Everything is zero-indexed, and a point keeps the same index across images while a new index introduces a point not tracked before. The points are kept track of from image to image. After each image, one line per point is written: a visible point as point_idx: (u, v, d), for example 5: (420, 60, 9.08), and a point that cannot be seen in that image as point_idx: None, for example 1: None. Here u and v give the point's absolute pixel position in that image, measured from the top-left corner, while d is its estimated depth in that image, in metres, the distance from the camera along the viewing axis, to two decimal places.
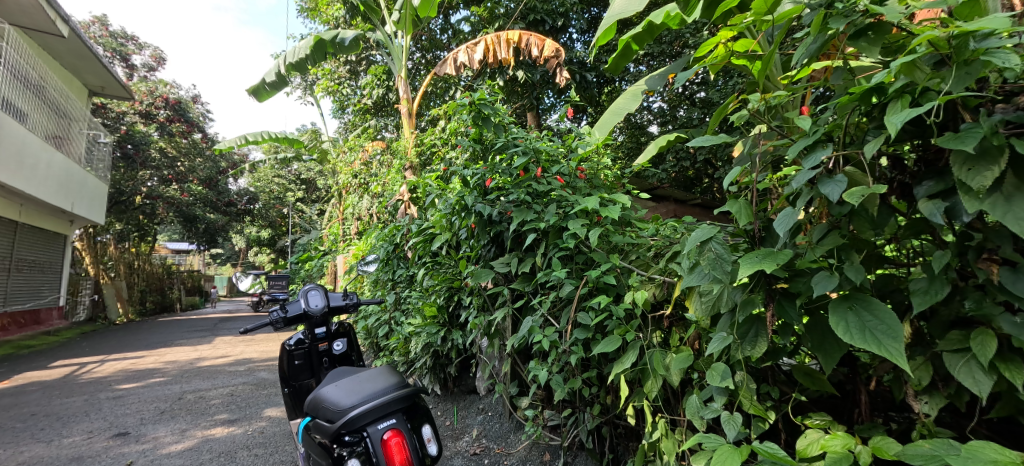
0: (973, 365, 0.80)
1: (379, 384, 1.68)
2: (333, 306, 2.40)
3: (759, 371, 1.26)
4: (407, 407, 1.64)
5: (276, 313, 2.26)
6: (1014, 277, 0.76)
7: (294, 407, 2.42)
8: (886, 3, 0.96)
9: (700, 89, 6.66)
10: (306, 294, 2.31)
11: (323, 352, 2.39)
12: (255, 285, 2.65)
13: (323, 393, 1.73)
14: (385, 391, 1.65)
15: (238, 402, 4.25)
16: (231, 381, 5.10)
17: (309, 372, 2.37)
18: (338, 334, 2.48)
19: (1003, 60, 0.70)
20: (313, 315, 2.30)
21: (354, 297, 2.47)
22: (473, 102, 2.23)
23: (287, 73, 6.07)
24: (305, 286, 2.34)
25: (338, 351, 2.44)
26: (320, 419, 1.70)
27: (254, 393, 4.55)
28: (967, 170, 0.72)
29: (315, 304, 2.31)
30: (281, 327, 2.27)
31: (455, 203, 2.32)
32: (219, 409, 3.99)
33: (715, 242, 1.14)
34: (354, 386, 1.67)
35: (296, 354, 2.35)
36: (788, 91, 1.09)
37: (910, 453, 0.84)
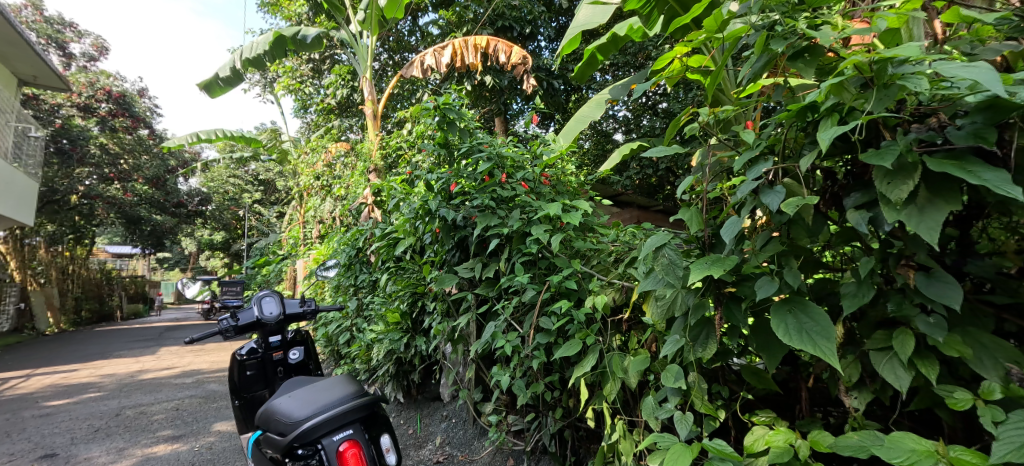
0: (895, 362, 0.87)
1: (336, 393, 1.64)
2: (289, 314, 2.31)
3: (711, 371, 1.33)
4: (365, 416, 1.61)
5: (226, 322, 2.13)
6: (928, 281, 0.83)
7: (245, 421, 2.34)
8: (822, 27, 1.04)
9: (663, 100, 6.89)
10: (260, 301, 2.22)
11: (277, 361, 2.32)
12: (203, 291, 2.52)
13: (277, 405, 1.68)
14: (341, 401, 1.61)
15: (183, 416, 4.04)
16: (176, 394, 4.84)
17: (263, 383, 2.31)
18: (295, 342, 2.41)
19: (915, 85, 0.77)
20: (268, 323, 2.22)
21: (313, 303, 2.39)
22: (438, 106, 2.21)
23: (243, 68, 5.87)
24: (258, 292, 2.24)
25: (294, 360, 2.39)
26: (272, 433, 1.65)
27: (202, 407, 4.34)
28: (887, 183, 0.79)
29: (269, 312, 2.23)
30: (231, 336, 2.16)
31: (419, 208, 2.31)
32: (162, 426, 3.78)
33: (668, 247, 1.19)
34: (310, 396, 1.63)
35: (248, 364, 2.28)
36: (736, 105, 1.15)
37: (842, 445, 0.91)
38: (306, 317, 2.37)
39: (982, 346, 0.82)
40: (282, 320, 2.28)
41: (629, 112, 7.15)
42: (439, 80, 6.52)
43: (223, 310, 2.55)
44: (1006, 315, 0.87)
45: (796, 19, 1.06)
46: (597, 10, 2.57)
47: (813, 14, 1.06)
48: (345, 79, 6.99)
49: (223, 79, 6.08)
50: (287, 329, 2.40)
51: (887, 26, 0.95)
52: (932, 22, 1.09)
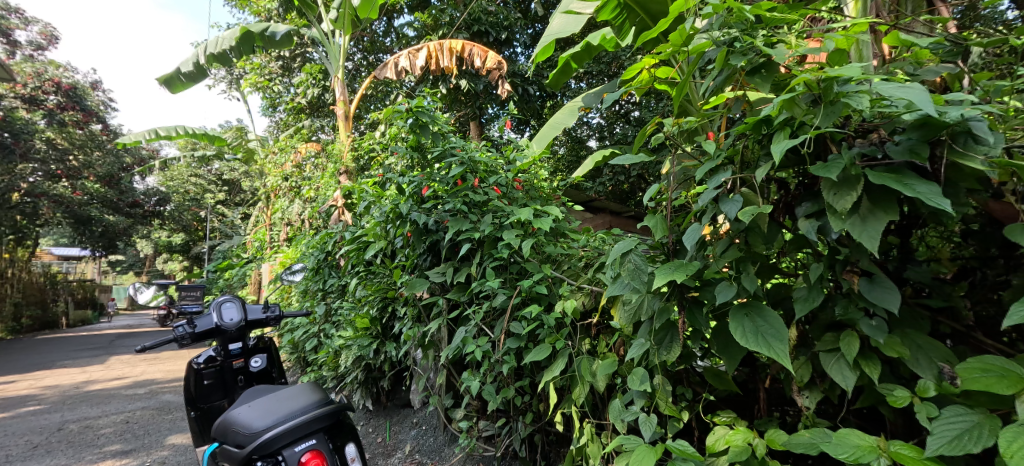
0: (843, 362, 0.92)
1: (299, 403, 1.61)
2: (251, 320, 2.23)
3: (675, 374, 1.37)
4: (329, 426, 1.59)
5: (181, 329, 2.08)
6: (871, 286, 0.88)
7: (200, 432, 2.26)
8: (777, 44, 1.09)
9: (635, 108, 7.03)
10: (219, 306, 2.15)
11: (238, 369, 2.25)
12: (158, 297, 2.38)
13: (235, 415, 1.63)
14: (304, 410, 1.58)
15: (133, 429, 3.86)
16: (126, 406, 4.61)
17: (221, 393, 2.23)
18: (258, 349, 2.35)
19: (856, 103, 0.82)
20: (227, 330, 2.15)
21: (276, 309, 2.32)
22: (411, 109, 2.18)
23: (207, 64, 5.69)
24: (219, 297, 2.17)
25: (256, 368, 2.33)
26: (229, 444, 1.60)
27: (155, 419, 4.16)
28: (834, 194, 0.84)
29: (229, 319, 2.15)
30: (188, 343, 2.10)
31: (390, 211, 2.29)
32: (110, 440, 3.60)
33: (634, 253, 1.22)
34: (271, 406, 1.59)
35: (205, 373, 2.21)
36: (699, 117, 1.20)
37: (795, 442, 0.95)
38: (269, 323, 2.31)
39: (918, 346, 0.88)
40: (243, 326, 2.21)
41: (603, 119, 7.28)
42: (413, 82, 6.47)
43: (181, 316, 2.46)
44: (941, 317, 0.93)
45: (754, 36, 1.11)
46: (569, 20, 2.62)
47: (770, 32, 1.11)
48: (316, 79, 6.87)
49: (186, 74, 5.88)
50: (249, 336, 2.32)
51: (836, 46, 1.00)
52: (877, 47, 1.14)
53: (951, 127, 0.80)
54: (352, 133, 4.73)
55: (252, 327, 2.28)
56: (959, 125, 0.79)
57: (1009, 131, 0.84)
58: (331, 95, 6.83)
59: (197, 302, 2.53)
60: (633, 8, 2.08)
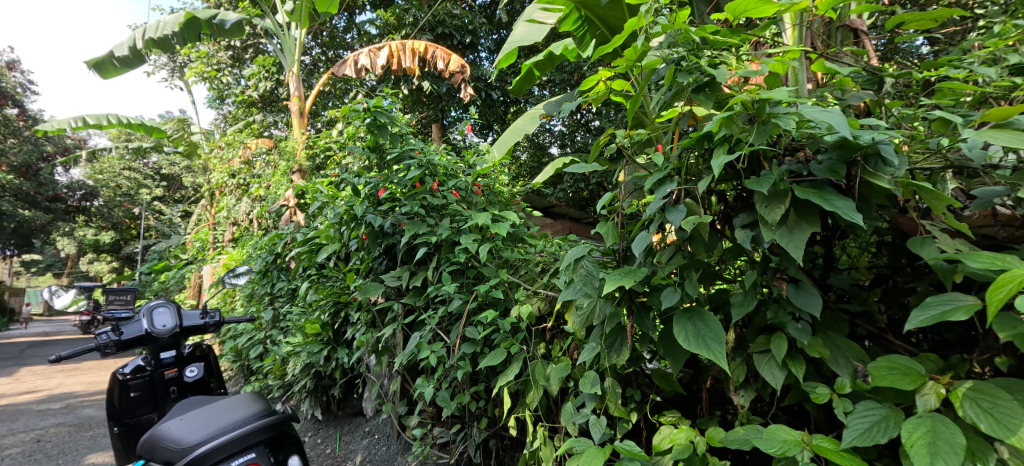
0: (773, 363, 0.99)
1: (237, 414, 1.55)
2: (187, 326, 2.13)
3: (625, 376, 1.42)
4: (270, 438, 1.53)
5: (105, 337, 1.95)
6: (797, 292, 0.96)
7: (124, 449, 2.12)
8: (720, 65, 1.15)
9: (596, 118, 7.20)
10: (150, 313, 2.04)
11: (170, 379, 2.13)
12: (77, 302, 2.18)
13: (165, 429, 1.55)
14: (243, 422, 1.53)
15: (47, 449, 3.55)
16: (38, 423, 4.23)
17: (150, 406, 2.11)
18: (192, 358, 2.25)
19: (785, 124, 0.89)
20: (159, 338, 2.04)
21: (216, 315, 2.21)
22: (369, 109, 2.13)
23: (146, 49, 5.39)
24: (150, 303, 2.07)
25: (191, 378, 2.20)
26: (157, 460, 1.52)
27: (72, 437, 3.84)
28: (765, 206, 0.91)
29: (161, 325, 2.05)
30: (112, 352, 1.98)
31: (345, 213, 2.24)
32: (18, 461, 3.30)
33: (586, 259, 1.26)
34: (206, 419, 1.53)
35: (132, 384, 2.07)
36: (649, 129, 1.25)
37: (731, 439, 1.02)
38: (208, 329, 2.20)
39: (837, 347, 0.96)
40: (177, 333, 2.10)
41: (565, 127, 7.42)
42: (374, 81, 6.36)
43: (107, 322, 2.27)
44: (858, 320, 1.03)
45: (700, 56, 1.16)
46: (533, 28, 2.66)
47: (714, 53, 1.17)
48: (269, 72, 6.63)
49: (120, 59, 5.56)
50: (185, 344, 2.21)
51: (771, 70, 1.07)
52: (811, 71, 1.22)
53: (864, 149, 0.89)
54: (306, 131, 4.61)
55: (188, 335, 2.17)
56: (871, 147, 0.88)
57: (913, 154, 0.94)
58: (285, 90, 6.61)
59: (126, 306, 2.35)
60: (594, 22, 2.15)
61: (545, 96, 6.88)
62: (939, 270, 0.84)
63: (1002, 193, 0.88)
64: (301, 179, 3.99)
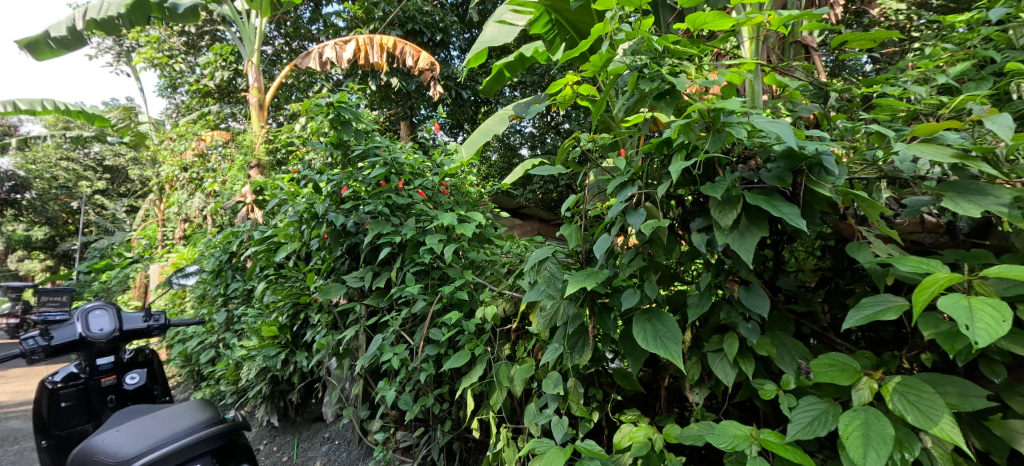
0: (725, 362, 1.04)
1: (181, 424, 1.49)
2: (127, 330, 2.00)
3: (588, 376, 1.45)
4: (218, 447, 1.49)
5: (32, 342, 1.78)
6: (748, 294, 1.01)
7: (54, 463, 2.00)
8: (680, 74, 1.18)
9: (565, 120, 7.29)
10: (85, 315, 1.90)
11: (107, 388, 2.03)
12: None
13: (99, 442, 1.46)
14: (188, 432, 1.47)
15: None
16: None
17: (84, 416, 2.01)
18: (134, 364, 2.15)
19: (738, 133, 0.93)
20: (95, 343, 1.91)
21: (161, 318, 2.08)
22: (332, 103, 2.06)
23: (87, 31, 5.11)
24: (86, 305, 1.92)
25: (132, 385, 2.11)
26: None
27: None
28: (719, 211, 0.95)
29: (97, 329, 1.92)
30: (39, 360, 1.81)
31: (305, 211, 2.18)
32: None
33: (550, 261, 1.28)
34: (145, 430, 1.45)
35: (64, 394, 1.98)
36: (612, 134, 1.27)
37: (685, 435, 1.06)
38: (151, 333, 2.08)
39: (784, 346, 1.01)
40: (116, 338, 1.98)
41: (535, 129, 7.48)
42: (340, 75, 6.21)
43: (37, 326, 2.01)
44: (803, 320, 1.09)
45: (662, 64, 1.19)
46: (503, 30, 2.66)
47: (676, 62, 1.20)
48: (226, 61, 6.37)
49: (56, 40, 5.24)
50: (126, 349, 2.11)
51: (728, 80, 1.11)
52: (767, 82, 1.27)
53: (809, 159, 0.94)
54: (266, 124, 4.47)
55: (129, 338, 2.05)
56: (815, 157, 0.94)
57: (852, 165, 1.00)
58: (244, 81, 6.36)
59: (61, 309, 2.06)
60: (564, 25, 2.19)
61: (515, 96, 6.91)
62: (874, 273, 0.90)
63: (931, 202, 0.93)
64: (260, 174, 3.86)
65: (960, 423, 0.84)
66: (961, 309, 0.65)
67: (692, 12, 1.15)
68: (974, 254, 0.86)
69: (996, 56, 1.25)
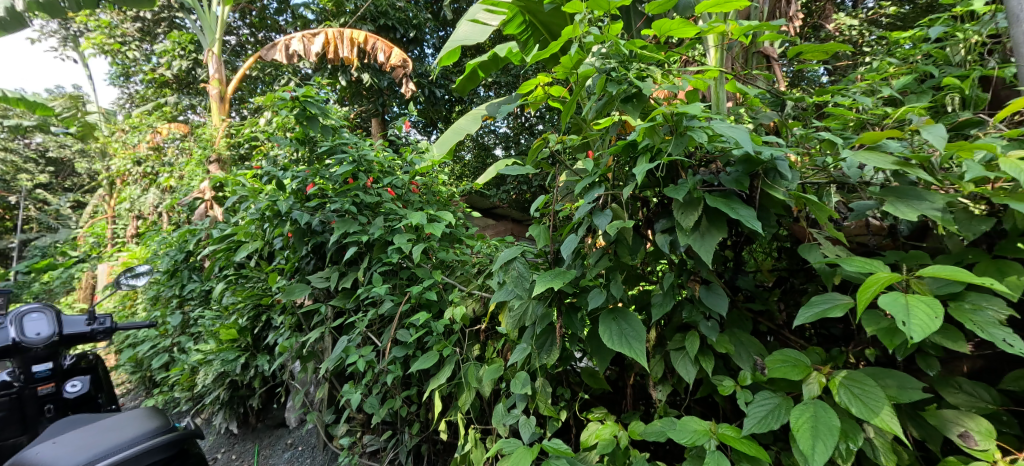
0: (688, 359, 1.07)
1: (127, 434, 1.42)
2: (68, 334, 1.89)
3: (556, 375, 1.46)
4: (169, 456, 1.43)
5: None
6: (708, 293, 1.05)
7: None
8: (647, 78, 1.21)
9: (539, 122, 7.34)
10: (21, 318, 1.77)
11: (45, 396, 1.92)
12: None
13: (32, 455, 1.37)
14: (135, 442, 1.41)
15: None
16: None
17: (19, 427, 1.86)
18: (77, 371, 2.07)
19: (699, 137, 0.96)
20: (31, 348, 1.79)
21: (106, 321, 1.97)
22: (297, 98, 2.01)
23: (29, 12, 4.79)
24: (21, 308, 1.79)
25: (73, 393, 2.00)
26: None
27: None
28: (681, 212, 0.98)
29: (34, 333, 1.79)
30: None
31: (267, 208, 2.11)
32: None
33: (518, 261, 1.29)
34: (86, 442, 1.38)
35: None
36: (581, 136, 1.28)
37: (649, 431, 1.08)
38: (96, 337, 1.97)
39: (741, 343, 1.05)
40: (55, 342, 1.86)
41: (509, 129, 7.50)
42: (309, 68, 6.06)
43: None
44: (760, 318, 1.13)
45: (630, 68, 1.21)
46: (475, 29, 2.67)
47: (643, 66, 1.22)
48: (186, 50, 6.12)
49: None
50: (65, 356, 2.02)
51: (691, 86, 1.14)
52: (731, 89, 1.31)
53: (765, 164, 0.99)
54: (227, 117, 4.33)
55: (71, 343, 1.94)
56: (770, 162, 0.98)
57: (805, 170, 1.05)
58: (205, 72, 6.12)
59: None
60: (537, 27, 2.22)
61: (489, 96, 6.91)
62: (823, 273, 0.95)
63: (874, 206, 0.99)
64: (220, 170, 3.73)
65: (900, 414, 0.90)
66: (899, 306, 0.69)
67: (658, 19, 1.18)
68: (913, 255, 0.92)
69: (934, 71, 1.35)
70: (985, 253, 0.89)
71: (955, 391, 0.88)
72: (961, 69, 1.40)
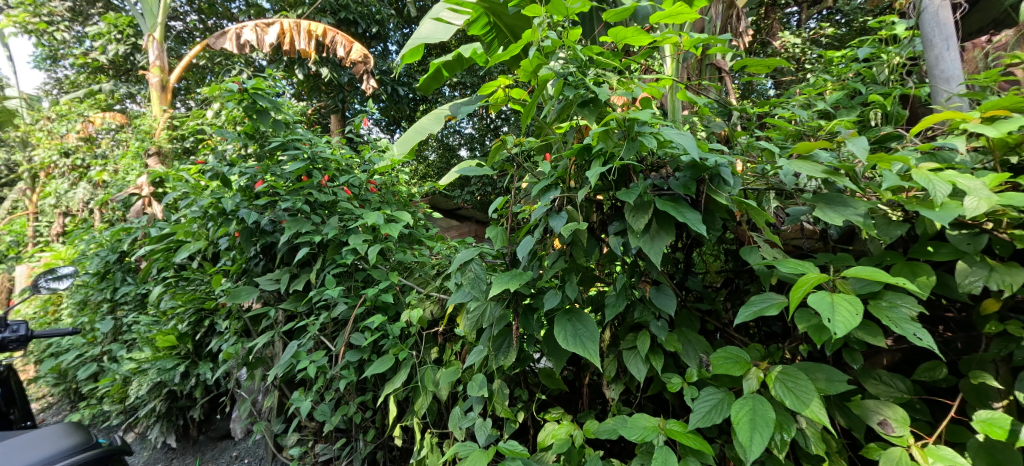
0: (639, 358, 1.10)
1: (46, 451, 1.33)
2: None
3: (514, 377, 1.46)
4: None
5: None
6: (658, 294, 1.09)
7: None
8: (604, 84, 1.23)
9: (503, 124, 7.38)
10: None
11: None
12: None
13: None
14: (56, 459, 1.32)
15: None
16: None
17: None
18: None
19: (650, 142, 1.00)
20: None
21: (21, 329, 1.82)
22: (245, 90, 1.93)
23: None
24: None
25: None
26: None
27: None
28: (632, 215, 1.01)
29: None
30: None
31: (210, 206, 2.01)
32: None
33: (475, 262, 1.29)
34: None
35: None
36: (539, 139, 1.29)
37: (602, 429, 1.10)
38: (8, 346, 1.81)
39: (689, 342, 1.10)
40: None
41: (475, 130, 7.50)
42: (263, 60, 5.83)
43: None
44: (708, 317, 1.18)
45: (587, 74, 1.22)
46: (439, 27, 2.65)
47: (600, 72, 1.24)
48: (122, 34, 5.75)
49: None
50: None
51: (644, 93, 1.17)
52: (684, 97, 1.36)
53: (710, 170, 1.04)
54: (169, 107, 4.12)
55: None
56: (714, 169, 1.03)
57: (746, 177, 1.12)
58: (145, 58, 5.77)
59: None
60: (501, 29, 2.25)
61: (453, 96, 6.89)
62: (762, 274, 1.01)
63: (806, 212, 1.06)
64: (160, 163, 3.53)
65: (830, 405, 0.97)
66: (825, 304, 0.75)
67: (614, 26, 1.21)
68: (840, 257, 0.99)
69: (862, 88, 1.46)
70: (901, 256, 0.97)
71: (876, 382, 0.96)
72: (885, 86, 1.53)
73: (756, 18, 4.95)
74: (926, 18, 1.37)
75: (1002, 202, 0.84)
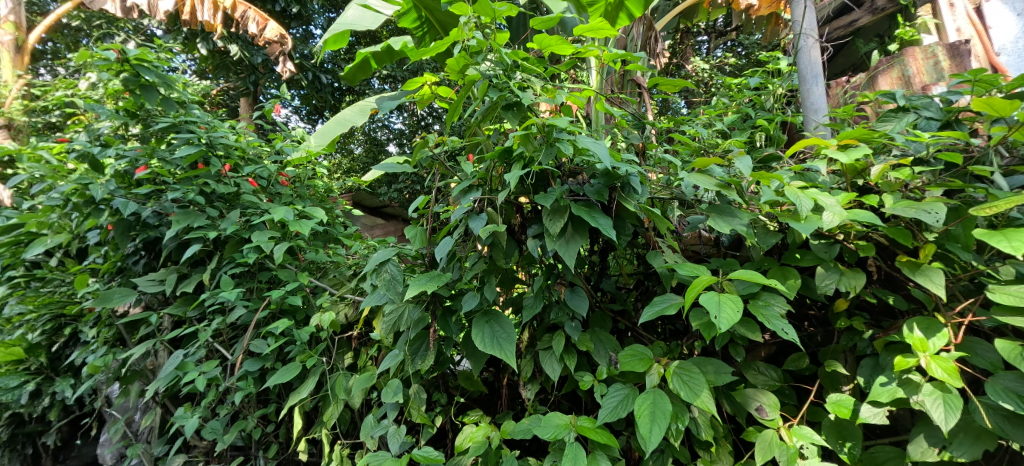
0: (554, 357, 1.15)
1: None
2: None
3: (432, 381, 1.45)
4: None
5: None
6: (572, 295, 1.15)
7: None
8: (527, 90, 1.26)
9: (434, 120, 7.32)
10: None
11: None
12: None
13: None
14: None
15: None
16: None
17: None
18: None
19: (567, 147, 1.05)
20: None
21: None
22: (127, 60, 1.73)
23: None
24: None
25: None
26: None
27: None
28: (549, 217, 1.06)
29: None
30: None
31: (74, 193, 1.76)
32: None
33: (392, 264, 1.26)
34: None
35: None
36: (462, 138, 1.30)
37: (517, 429, 1.13)
38: None
39: (599, 341, 1.17)
40: None
41: (404, 126, 7.35)
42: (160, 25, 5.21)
43: None
44: (619, 317, 1.26)
45: (512, 77, 1.25)
46: (367, 15, 2.58)
47: (524, 77, 1.28)
48: None
49: None
50: None
51: (562, 101, 1.21)
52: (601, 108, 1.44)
53: (621, 178, 1.11)
54: (24, 71, 3.74)
55: None
56: (625, 177, 1.11)
57: (654, 187, 1.21)
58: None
59: None
60: (432, 24, 2.24)
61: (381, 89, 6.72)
62: (663, 276, 1.11)
63: (702, 221, 1.17)
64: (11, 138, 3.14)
65: (717, 395, 1.08)
66: (713, 303, 0.84)
67: (538, 34, 1.25)
68: (728, 263, 1.11)
69: (753, 113, 1.65)
70: (775, 262, 1.11)
71: (755, 373, 1.09)
72: (771, 113, 1.74)
73: (673, 41, 5.40)
74: (801, 58, 1.58)
75: (851, 217, 0.99)
